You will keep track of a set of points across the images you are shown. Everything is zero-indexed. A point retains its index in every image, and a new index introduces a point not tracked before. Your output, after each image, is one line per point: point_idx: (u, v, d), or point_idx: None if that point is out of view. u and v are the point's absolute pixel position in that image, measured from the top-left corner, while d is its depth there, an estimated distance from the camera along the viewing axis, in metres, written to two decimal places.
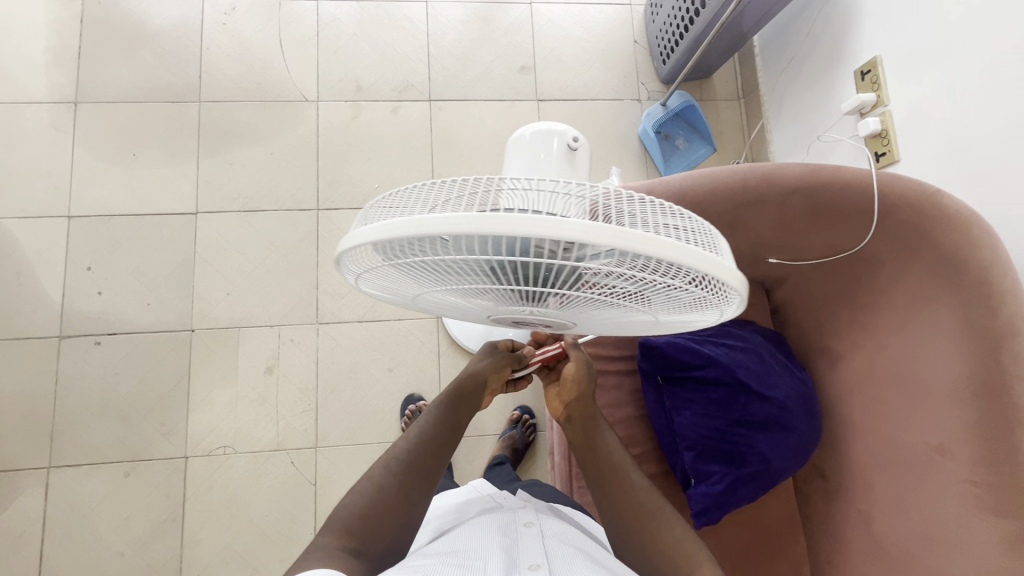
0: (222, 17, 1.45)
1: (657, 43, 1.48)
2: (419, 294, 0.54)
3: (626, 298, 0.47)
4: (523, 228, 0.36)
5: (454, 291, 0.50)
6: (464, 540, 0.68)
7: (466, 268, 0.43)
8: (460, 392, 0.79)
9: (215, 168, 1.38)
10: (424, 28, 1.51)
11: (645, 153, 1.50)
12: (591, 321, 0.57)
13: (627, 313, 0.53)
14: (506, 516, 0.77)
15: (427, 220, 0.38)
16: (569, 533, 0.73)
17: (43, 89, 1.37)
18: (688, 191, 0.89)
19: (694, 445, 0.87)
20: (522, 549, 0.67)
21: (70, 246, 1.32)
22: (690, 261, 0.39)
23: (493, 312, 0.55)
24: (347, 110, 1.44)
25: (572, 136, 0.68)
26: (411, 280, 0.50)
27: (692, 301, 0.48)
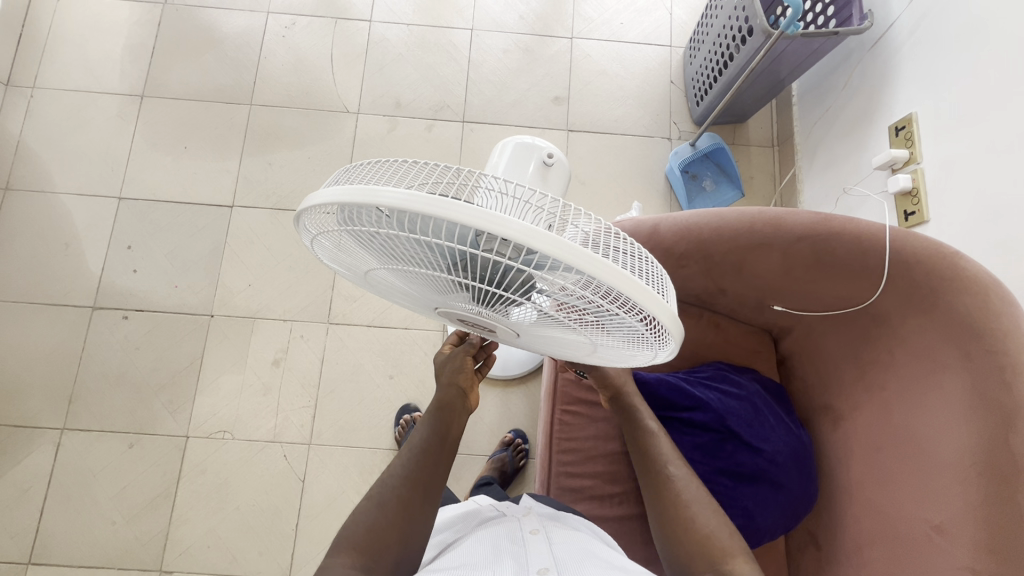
0: (282, 30, 1.57)
1: (693, 84, 1.49)
2: (372, 269, 0.56)
3: (571, 314, 0.47)
4: (470, 218, 0.36)
5: (411, 273, 0.51)
6: (466, 562, 0.62)
7: (410, 246, 0.44)
8: (444, 406, 0.72)
9: (255, 166, 1.47)
10: (467, 53, 1.57)
11: (670, 191, 1.49)
12: (536, 333, 0.57)
13: (570, 331, 0.53)
14: (508, 527, 0.71)
15: (384, 193, 0.39)
16: (581, 543, 0.67)
17: (117, 81, 1.51)
18: (696, 229, 0.89)
19: None
20: (531, 560, 0.63)
21: (116, 225, 1.42)
22: (621, 287, 0.39)
23: (450, 304, 0.55)
24: (385, 123, 1.51)
25: (549, 154, 0.87)
26: (361, 250, 0.51)
27: (631, 332, 0.48)
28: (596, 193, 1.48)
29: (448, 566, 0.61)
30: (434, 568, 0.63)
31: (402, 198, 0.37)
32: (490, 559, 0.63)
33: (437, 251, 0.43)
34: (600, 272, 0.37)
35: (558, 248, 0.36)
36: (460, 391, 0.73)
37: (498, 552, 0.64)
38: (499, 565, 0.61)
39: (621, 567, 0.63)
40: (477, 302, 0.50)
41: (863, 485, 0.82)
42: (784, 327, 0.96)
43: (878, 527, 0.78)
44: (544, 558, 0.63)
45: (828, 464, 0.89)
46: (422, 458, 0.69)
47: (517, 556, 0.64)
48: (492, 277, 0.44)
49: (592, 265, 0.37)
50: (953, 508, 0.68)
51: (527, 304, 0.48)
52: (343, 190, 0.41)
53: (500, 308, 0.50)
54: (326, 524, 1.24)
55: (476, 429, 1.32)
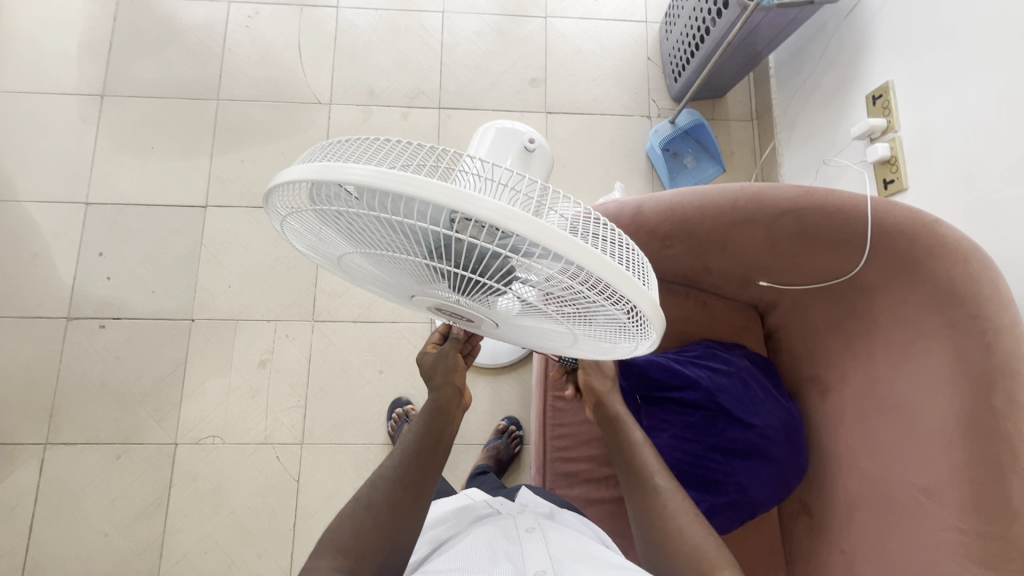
0: (246, 21, 1.51)
1: (670, 60, 1.47)
2: (345, 253, 0.54)
3: (552, 301, 0.47)
4: (444, 199, 0.35)
5: (384, 259, 0.49)
6: (463, 563, 0.62)
7: (383, 229, 0.43)
8: (440, 406, 0.73)
9: (227, 164, 1.42)
10: (439, 38, 1.53)
11: (652, 170, 1.49)
12: (517, 323, 0.56)
13: (553, 323, 0.52)
14: (504, 524, 0.72)
15: (353, 172, 0.37)
16: (577, 543, 0.67)
17: (74, 81, 1.44)
18: (680, 208, 0.88)
19: (669, 469, 0.84)
20: (527, 558, 0.63)
21: (85, 231, 1.37)
22: (601, 273, 0.38)
23: (425, 291, 0.54)
24: (358, 113, 1.47)
25: (528, 138, 0.85)
26: (332, 232, 0.49)
27: (613, 322, 0.48)
28: (578, 175, 1.47)
29: (446, 568, 0.62)
30: (431, 569, 0.63)
31: (374, 175, 0.36)
32: (485, 558, 0.63)
33: (411, 236, 0.42)
34: (579, 257, 0.37)
35: (539, 231, 0.35)
36: (458, 388, 0.75)
37: (494, 552, 0.65)
38: (495, 566, 0.61)
39: (616, 564, 0.63)
40: (456, 290, 0.49)
41: (852, 453, 0.83)
42: (771, 301, 0.96)
43: (867, 493, 0.80)
44: (541, 557, 0.63)
45: (816, 433, 0.91)
46: (416, 456, 0.69)
47: (512, 555, 0.64)
48: (468, 262, 0.43)
49: (573, 250, 0.36)
50: (940, 471, 0.70)
51: (509, 293, 0.47)
52: (311, 167, 0.40)
53: (481, 297, 0.49)
54: (324, 522, 1.23)
55: (469, 418, 1.32)
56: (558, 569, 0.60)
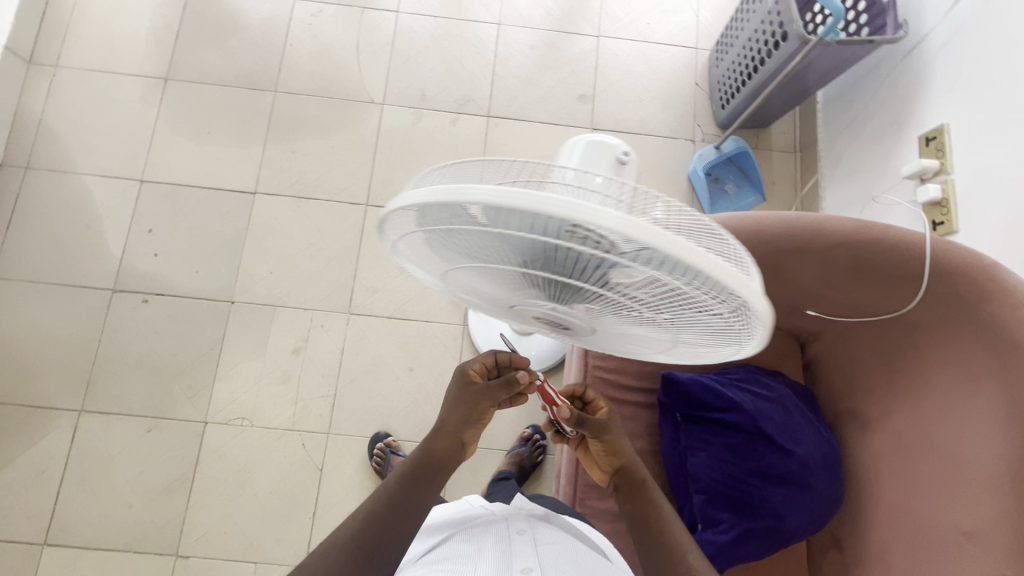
0: (309, 19, 1.56)
1: (719, 87, 1.50)
2: (444, 268, 0.56)
3: (655, 304, 0.47)
4: (563, 212, 0.36)
5: (487, 273, 0.51)
6: (455, 564, 0.68)
7: (492, 242, 0.45)
8: (447, 426, 0.73)
9: (279, 154, 1.46)
10: (493, 48, 1.57)
11: (692, 193, 1.50)
12: (611, 328, 0.56)
13: (650, 326, 0.52)
14: (496, 523, 0.76)
15: (471, 193, 0.39)
16: (560, 544, 0.73)
17: (141, 62, 1.49)
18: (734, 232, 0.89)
19: (705, 489, 0.84)
20: (514, 557, 0.69)
21: (137, 208, 1.41)
22: (714, 272, 0.38)
23: (522, 302, 0.55)
24: (409, 115, 1.51)
25: (624, 150, 0.85)
26: (436, 249, 0.51)
27: (715, 323, 0.47)
28: None
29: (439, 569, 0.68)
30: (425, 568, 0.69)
31: (495, 194, 0.38)
32: (475, 557, 0.69)
33: (521, 247, 0.43)
34: (694, 257, 0.37)
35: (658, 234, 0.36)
36: (469, 417, 0.74)
37: (485, 554, 0.70)
38: (485, 567, 0.67)
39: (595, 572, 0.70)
40: (559, 299, 0.50)
41: (890, 490, 0.83)
42: (814, 331, 0.97)
43: (903, 532, 0.79)
44: (529, 559, 0.68)
45: (854, 467, 0.91)
46: (412, 470, 0.72)
47: (501, 554, 0.70)
48: (576, 270, 0.44)
49: (687, 251, 0.37)
50: (983, 515, 0.69)
51: (612, 298, 0.47)
52: (427, 191, 0.42)
53: (583, 304, 0.50)
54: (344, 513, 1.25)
55: (493, 422, 1.33)
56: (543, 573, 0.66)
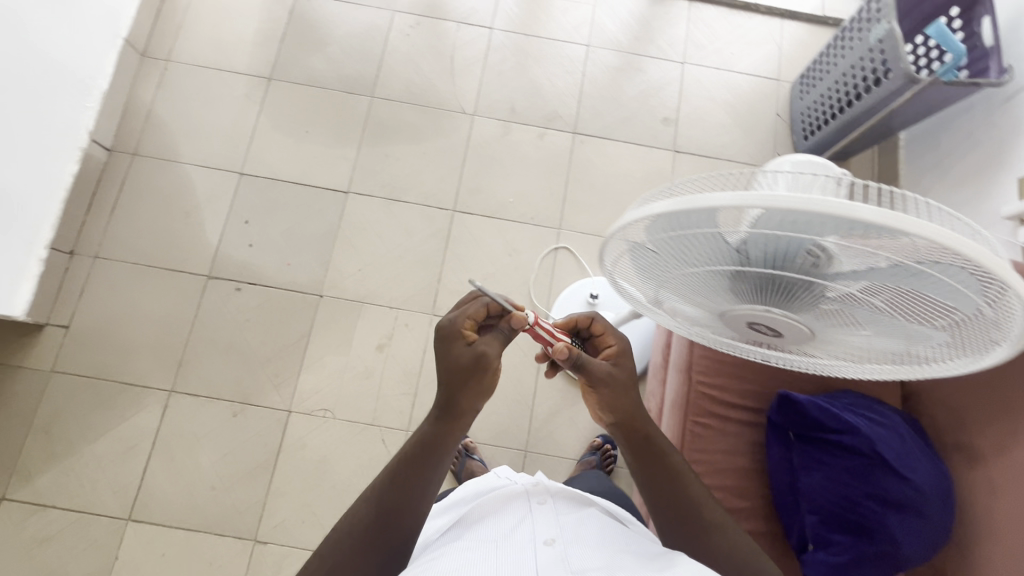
0: (408, 30, 1.62)
1: (803, 119, 1.54)
2: (647, 274, 0.59)
3: (890, 297, 0.47)
4: (820, 207, 0.39)
5: (702, 276, 0.54)
6: (478, 529, 0.69)
7: (722, 245, 0.48)
8: (455, 401, 0.69)
9: (373, 156, 1.51)
10: (581, 68, 1.62)
11: None
12: (823, 330, 0.56)
13: (873, 323, 0.52)
14: (517, 492, 0.77)
15: (714, 199, 0.43)
16: (584, 516, 0.73)
17: (247, 61, 1.57)
18: None
19: (819, 510, 0.86)
20: (535, 524, 0.69)
21: (235, 200, 1.46)
22: (974, 254, 0.39)
23: (731, 305, 0.57)
24: (498, 127, 1.56)
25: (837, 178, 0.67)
26: (650, 256, 0.56)
27: (956, 314, 0.46)
28: None
29: (462, 533, 0.69)
30: (448, 535, 0.70)
31: (741, 198, 0.41)
32: (496, 524, 0.70)
33: (756, 247, 0.46)
34: (951, 240, 0.38)
35: (914, 219, 0.38)
36: (481, 389, 0.70)
37: (507, 519, 0.71)
38: (507, 532, 0.68)
39: (621, 540, 0.69)
40: (781, 298, 0.51)
41: (1001, 525, 0.83)
42: None
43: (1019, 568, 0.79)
44: (550, 527, 0.68)
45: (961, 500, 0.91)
46: (417, 448, 0.69)
47: (523, 520, 0.70)
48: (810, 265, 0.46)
49: (942, 235, 0.38)
50: None
51: (841, 292, 0.48)
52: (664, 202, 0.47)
53: (805, 302, 0.51)
54: None
55: (568, 432, 1.34)
56: (564, 540, 0.66)
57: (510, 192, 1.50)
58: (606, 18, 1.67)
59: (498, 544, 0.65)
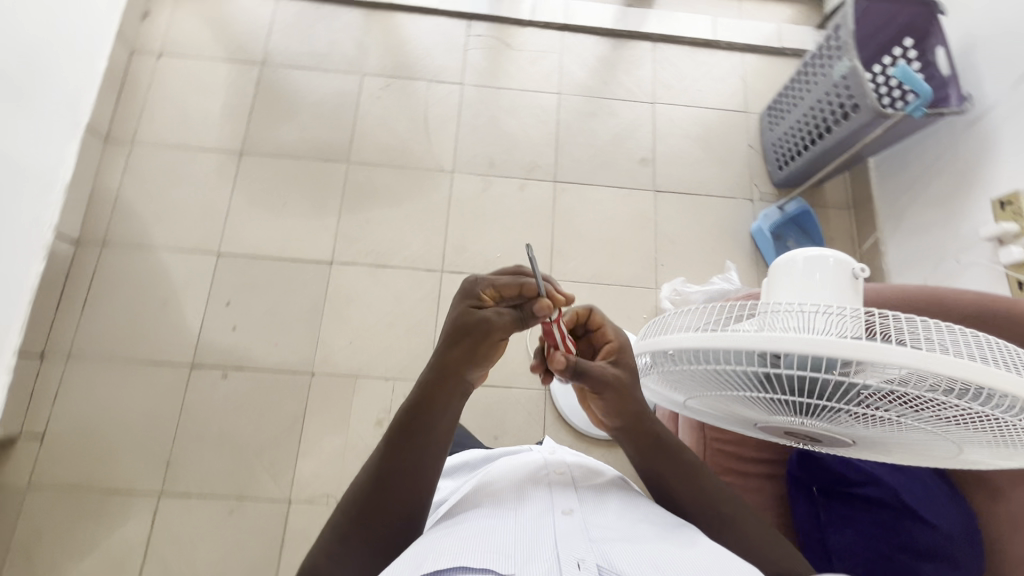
0: (378, 92, 1.62)
1: (775, 150, 1.57)
2: (688, 386, 0.67)
3: (910, 413, 0.52)
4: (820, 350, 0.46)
5: (736, 397, 0.61)
6: (495, 499, 0.67)
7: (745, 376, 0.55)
8: (447, 368, 0.67)
9: (354, 223, 1.48)
10: (555, 116, 1.64)
11: (755, 251, 1.55)
12: (860, 436, 0.61)
13: (902, 430, 0.56)
14: (537, 464, 0.74)
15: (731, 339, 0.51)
16: (605, 490, 0.69)
17: (216, 138, 1.53)
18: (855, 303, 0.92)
19: (854, 567, 0.84)
20: (555, 495, 0.66)
21: (215, 282, 1.41)
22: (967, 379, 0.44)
23: (769, 419, 0.63)
24: (478, 182, 1.55)
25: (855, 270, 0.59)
26: (688, 377, 0.63)
27: (976, 425, 0.51)
28: (686, 253, 1.53)
29: (482, 501, 0.67)
30: (466, 500, 0.69)
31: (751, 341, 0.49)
32: (512, 503, 0.65)
33: (775, 380, 0.53)
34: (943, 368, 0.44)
35: (904, 355, 0.44)
36: (475, 357, 0.67)
37: (523, 490, 0.68)
38: (525, 502, 0.65)
39: (642, 509, 0.66)
40: (811, 415, 0.57)
41: None
42: None
43: None
44: (571, 500, 0.65)
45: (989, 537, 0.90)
46: (411, 412, 0.67)
47: (544, 490, 0.67)
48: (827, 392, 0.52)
49: (934, 366, 0.44)
50: None
51: (864, 412, 0.54)
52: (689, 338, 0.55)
53: (834, 418, 0.56)
54: None
55: None
56: (585, 516, 0.62)
57: (497, 247, 1.49)
58: (573, 64, 1.70)
59: (513, 513, 0.63)
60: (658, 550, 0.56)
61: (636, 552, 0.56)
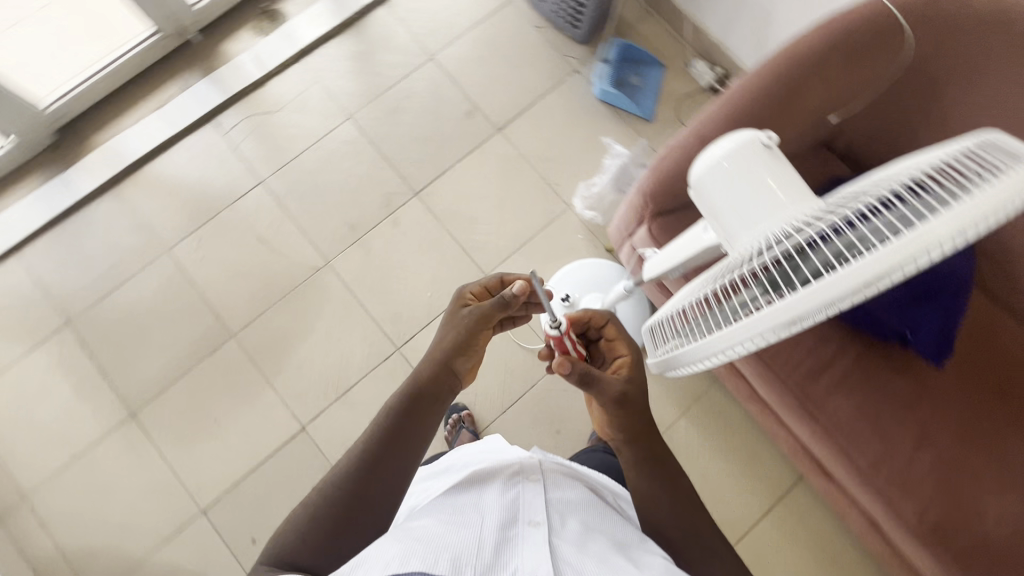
0: (198, 255, 1.44)
1: (559, 16, 1.55)
2: None
3: None
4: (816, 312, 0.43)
5: None
6: (456, 507, 0.64)
7: None
8: (451, 353, 0.74)
9: (291, 379, 1.36)
10: (365, 142, 1.53)
11: (615, 110, 1.55)
12: None
13: None
14: (509, 466, 0.72)
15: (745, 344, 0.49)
16: (571, 503, 0.67)
17: (95, 424, 1.33)
18: (745, 105, 0.95)
19: (894, 303, 0.95)
20: (523, 504, 0.64)
21: (223, 535, 1.26)
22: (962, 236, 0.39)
23: None
24: (358, 252, 1.45)
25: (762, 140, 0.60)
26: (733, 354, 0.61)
27: None
28: (566, 159, 1.52)
29: (439, 509, 0.64)
30: (425, 508, 0.66)
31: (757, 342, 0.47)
32: (472, 514, 0.62)
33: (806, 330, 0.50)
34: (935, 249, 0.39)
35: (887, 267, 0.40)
36: (471, 343, 0.76)
37: (489, 497, 0.65)
38: (488, 509, 0.62)
39: (605, 527, 0.65)
40: None
41: None
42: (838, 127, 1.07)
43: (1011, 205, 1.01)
44: (539, 511, 0.62)
45: None
46: (415, 398, 0.72)
47: (510, 499, 0.64)
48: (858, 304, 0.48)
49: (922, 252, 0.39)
50: None
51: None
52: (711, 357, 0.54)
53: None
54: None
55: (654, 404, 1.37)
56: (552, 528, 0.60)
57: (423, 289, 1.43)
58: (337, 85, 1.57)
59: (476, 520, 0.60)
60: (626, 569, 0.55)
61: (608, 572, 0.54)
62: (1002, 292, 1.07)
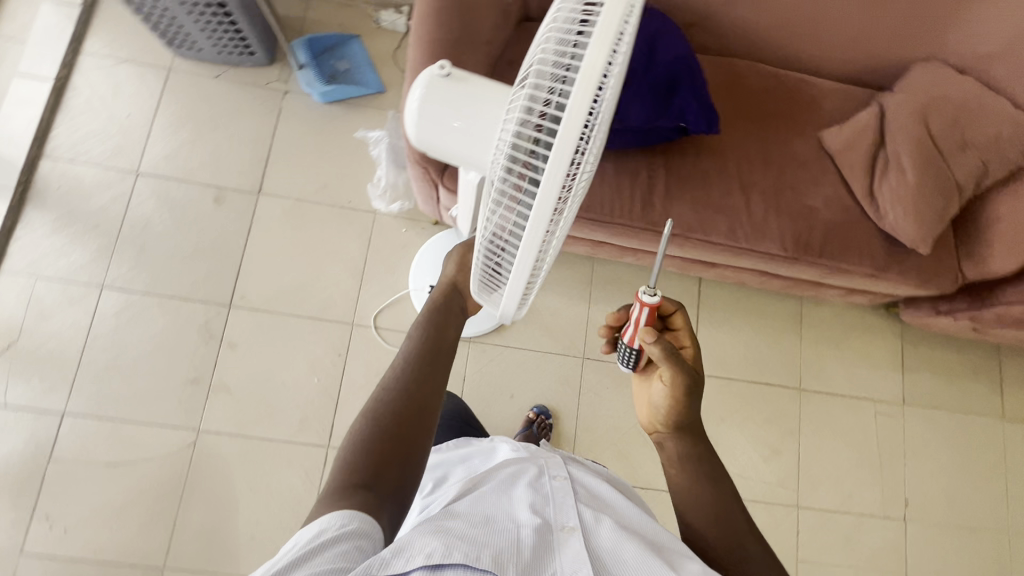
0: (55, 529, 1.20)
1: (228, 52, 1.42)
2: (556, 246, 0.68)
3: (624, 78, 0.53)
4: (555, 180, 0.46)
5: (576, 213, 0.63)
6: (490, 506, 0.62)
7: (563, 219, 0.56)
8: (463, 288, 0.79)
9: (252, 553, 1.22)
10: (138, 296, 1.33)
11: (347, 102, 1.48)
12: None
13: None
14: (534, 468, 0.72)
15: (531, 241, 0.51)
16: (602, 504, 0.68)
17: None
18: (433, 27, 0.94)
19: (655, 108, 1.02)
20: (557, 507, 0.63)
21: None
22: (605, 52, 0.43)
23: None
24: (219, 396, 1.30)
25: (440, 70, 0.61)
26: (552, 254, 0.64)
27: None
28: (339, 173, 1.44)
29: (467, 507, 0.61)
30: (460, 503, 0.63)
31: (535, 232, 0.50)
32: (504, 516, 0.60)
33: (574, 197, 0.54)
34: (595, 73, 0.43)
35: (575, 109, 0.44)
36: None
37: (520, 500, 0.64)
38: (519, 513, 0.61)
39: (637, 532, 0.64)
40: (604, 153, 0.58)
41: None
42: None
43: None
44: (574, 514, 0.62)
45: None
46: (434, 322, 0.72)
47: (542, 502, 0.64)
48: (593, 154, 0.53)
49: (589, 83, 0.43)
50: None
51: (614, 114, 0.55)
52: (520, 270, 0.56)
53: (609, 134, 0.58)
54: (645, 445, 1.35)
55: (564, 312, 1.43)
56: (586, 530, 0.60)
57: (306, 378, 1.32)
58: (61, 266, 1.33)
59: (511, 524, 0.58)
60: (661, 562, 0.55)
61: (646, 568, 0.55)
62: (713, 38, 1.24)
